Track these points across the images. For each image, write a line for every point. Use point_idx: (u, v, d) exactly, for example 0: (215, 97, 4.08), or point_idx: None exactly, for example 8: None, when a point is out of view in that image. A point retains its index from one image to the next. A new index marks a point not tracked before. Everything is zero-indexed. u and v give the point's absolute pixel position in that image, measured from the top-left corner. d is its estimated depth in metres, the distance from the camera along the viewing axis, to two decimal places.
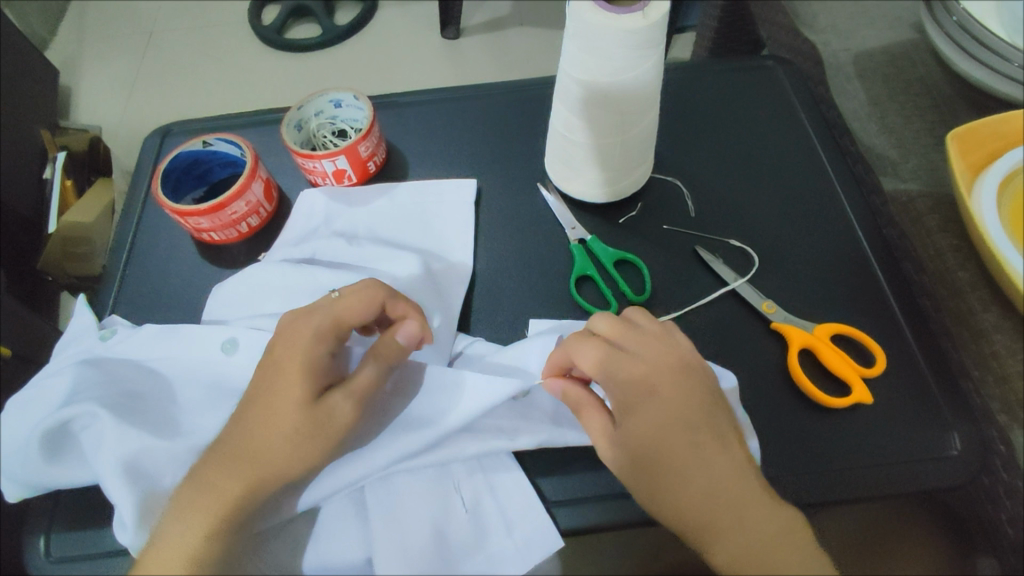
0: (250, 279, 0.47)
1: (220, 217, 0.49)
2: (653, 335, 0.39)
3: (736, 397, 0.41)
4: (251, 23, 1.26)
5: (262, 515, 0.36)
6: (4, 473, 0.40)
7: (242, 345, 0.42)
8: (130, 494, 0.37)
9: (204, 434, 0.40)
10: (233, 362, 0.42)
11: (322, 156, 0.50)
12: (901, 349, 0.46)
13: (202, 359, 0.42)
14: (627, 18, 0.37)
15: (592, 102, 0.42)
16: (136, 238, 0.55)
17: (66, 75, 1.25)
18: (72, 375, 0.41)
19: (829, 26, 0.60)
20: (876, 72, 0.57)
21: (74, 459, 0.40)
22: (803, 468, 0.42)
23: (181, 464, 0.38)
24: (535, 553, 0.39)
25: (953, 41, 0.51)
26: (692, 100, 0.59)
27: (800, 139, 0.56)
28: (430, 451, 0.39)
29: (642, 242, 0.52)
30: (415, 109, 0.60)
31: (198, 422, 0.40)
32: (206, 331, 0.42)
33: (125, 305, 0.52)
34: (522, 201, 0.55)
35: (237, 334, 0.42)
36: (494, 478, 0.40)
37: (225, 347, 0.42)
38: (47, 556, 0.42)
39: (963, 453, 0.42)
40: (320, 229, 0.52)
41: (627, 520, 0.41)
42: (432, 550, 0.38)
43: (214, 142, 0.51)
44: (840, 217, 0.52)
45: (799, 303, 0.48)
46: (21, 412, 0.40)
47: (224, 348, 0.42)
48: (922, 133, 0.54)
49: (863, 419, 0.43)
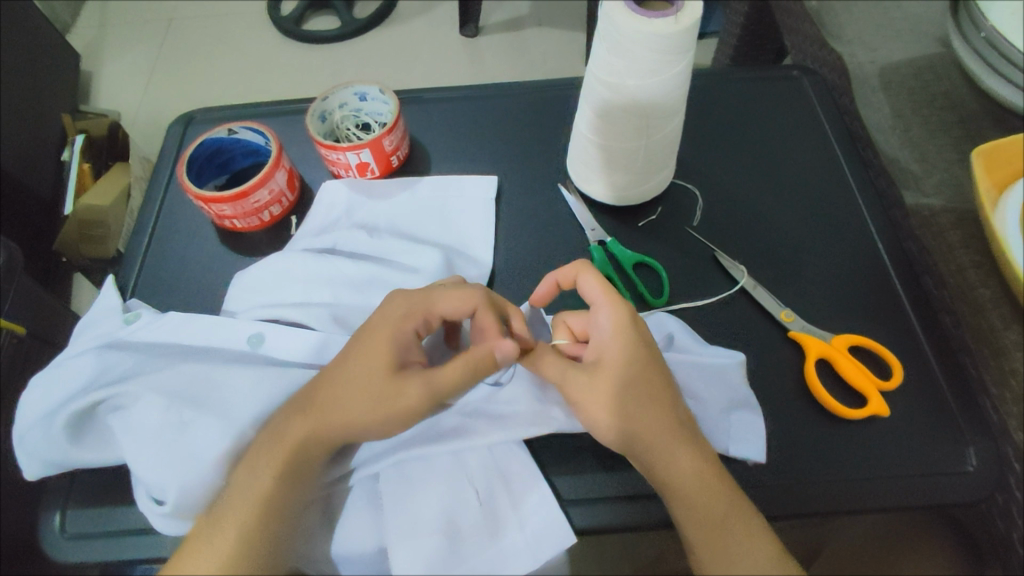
0: (271, 267, 0.47)
1: (243, 205, 0.50)
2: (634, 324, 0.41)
3: (741, 370, 0.43)
4: (273, 14, 1.26)
5: (275, 507, 0.36)
6: (35, 454, 0.40)
7: (271, 339, 0.43)
8: (172, 479, 0.37)
9: (230, 407, 0.39)
10: (262, 354, 0.43)
11: (346, 148, 0.50)
12: (918, 363, 0.46)
13: (230, 343, 0.43)
14: (660, 23, 0.37)
15: (618, 104, 0.42)
16: (157, 222, 0.56)
17: (88, 60, 1.27)
18: (97, 354, 0.41)
19: (856, 38, 0.59)
20: (902, 85, 0.56)
21: (89, 435, 0.40)
22: (815, 475, 0.42)
23: (218, 441, 0.38)
24: (546, 547, 0.39)
25: (979, 56, 0.51)
26: (715, 106, 0.59)
27: (823, 150, 0.56)
28: (442, 441, 0.40)
29: (661, 246, 0.52)
30: (438, 105, 0.61)
31: (224, 399, 0.39)
32: (235, 321, 0.43)
33: (146, 288, 0.52)
34: (542, 200, 0.55)
35: (264, 328, 0.43)
36: (506, 469, 0.40)
37: (252, 340, 0.43)
38: (62, 531, 0.42)
39: (978, 470, 0.42)
40: (341, 221, 0.52)
41: (639, 521, 0.41)
42: (444, 541, 0.38)
43: (239, 130, 0.51)
44: (861, 229, 0.52)
45: (817, 313, 0.48)
46: (40, 390, 0.41)
47: (252, 341, 0.43)
48: (945, 148, 0.52)
49: (878, 432, 0.43)
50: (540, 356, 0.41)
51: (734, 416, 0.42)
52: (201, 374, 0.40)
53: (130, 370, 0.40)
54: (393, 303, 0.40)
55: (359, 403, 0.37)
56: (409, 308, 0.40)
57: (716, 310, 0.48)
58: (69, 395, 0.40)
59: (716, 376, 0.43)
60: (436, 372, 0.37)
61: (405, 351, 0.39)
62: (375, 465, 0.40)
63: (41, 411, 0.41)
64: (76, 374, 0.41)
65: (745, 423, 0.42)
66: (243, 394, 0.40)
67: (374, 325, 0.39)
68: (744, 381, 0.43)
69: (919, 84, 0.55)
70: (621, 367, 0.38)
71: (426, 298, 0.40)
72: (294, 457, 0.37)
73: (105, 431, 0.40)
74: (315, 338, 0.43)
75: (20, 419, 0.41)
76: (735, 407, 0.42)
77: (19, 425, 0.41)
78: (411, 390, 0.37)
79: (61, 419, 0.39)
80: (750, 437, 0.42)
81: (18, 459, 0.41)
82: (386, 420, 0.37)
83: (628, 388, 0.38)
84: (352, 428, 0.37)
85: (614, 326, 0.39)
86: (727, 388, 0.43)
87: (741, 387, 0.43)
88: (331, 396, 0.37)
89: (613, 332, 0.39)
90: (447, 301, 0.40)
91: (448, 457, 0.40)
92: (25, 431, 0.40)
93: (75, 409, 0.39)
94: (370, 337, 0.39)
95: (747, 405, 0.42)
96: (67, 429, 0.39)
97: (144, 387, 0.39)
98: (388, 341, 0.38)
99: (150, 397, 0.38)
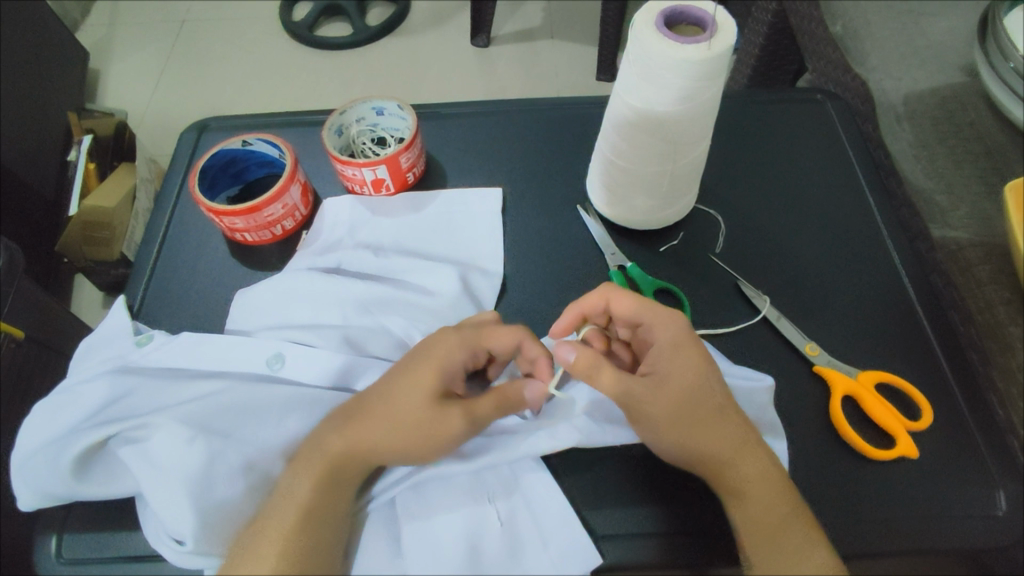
0: (274, 288, 0.46)
1: (255, 219, 0.49)
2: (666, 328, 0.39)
3: (771, 396, 0.42)
4: (283, 19, 1.26)
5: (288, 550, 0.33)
6: (32, 484, 0.38)
7: (290, 359, 0.42)
8: (179, 511, 0.35)
9: (247, 435, 0.38)
10: (280, 376, 0.41)
11: (363, 164, 0.49)
12: (948, 403, 0.45)
13: (249, 368, 0.41)
14: (691, 48, 0.36)
15: (645, 129, 0.41)
16: (166, 232, 0.55)
17: (96, 59, 1.26)
18: (107, 381, 0.40)
19: (880, 65, 0.58)
20: (924, 116, 0.54)
21: (97, 467, 0.38)
22: (843, 520, 0.41)
23: (234, 473, 0.36)
24: (571, 568, 0.37)
25: (1009, 87, 0.49)
26: (736, 131, 0.58)
27: (847, 177, 0.55)
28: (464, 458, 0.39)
29: (683, 272, 0.51)
30: (455, 120, 0.60)
31: (243, 426, 0.38)
32: (252, 343, 0.42)
33: (152, 301, 0.51)
34: (560, 221, 0.54)
35: (284, 348, 0.42)
36: (527, 490, 0.39)
37: (270, 360, 0.42)
38: (59, 556, 0.40)
39: (1009, 515, 0.41)
40: (346, 239, 0.51)
41: (657, 561, 0.40)
42: (466, 565, 0.36)
43: (253, 141, 0.50)
44: (886, 261, 0.51)
45: (841, 347, 0.47)
46: (45, 419, 0.40)
47: (270, 361, 0.41)
48: (972, 180, 0.50)
49: (906, 472, 0.42)
50: (597, 369, 0.37)
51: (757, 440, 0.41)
52: (220, 401, 0.38)
53: (147, 403, 0.39)
54: (456, 334, 0.38)
55: (395, 425, 0.36)
56: (464, 336, 0.39)
57: (737, 341, 0.47)
58: (79, 426, 0.39)
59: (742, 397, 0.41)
60: (475, 408, 0.37)
61: (455, 372, 0.38)
62: (393, 489, 0.39)
63: (47, 439, 0.39)
64: (88, 405, 0.39)
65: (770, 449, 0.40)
66: (270, 423, 0.38)
67: (431, 348, 0.38)
68: (773, 408, 0.42)
69: (946, 114, 0.53)
70: (679, 384, 0.37)
71: (479, 331, 0.39)
72: (314, 487, 0.35)
73: (110, 462, 0.38)
74: (338, 361, 0.42)
75: (23, 451, 0.39)
76: (760, 430, 0.41)
77: (22, 455, 0.39)
78: (455, 419, 0.36)
79: (70, 452, 0.37)
80: None
81: (14, 487, 0.39)
82: (412, 446, 0.36)
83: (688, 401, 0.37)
84: (388, 447, 0.36)
85: (670, 345, 0.38)
86: (753, 410, 0.41)
87: (768, 412, 0.41)
88: (372, 412, 0.36)
89: (669, 350, 0.38)
90: (497, 337, 0.39)
91: (468, 476, 0.39)
92: (28, 460, 0.38)
93: (89, 442, 0.37)
94: (427, 353, 0.38)
95: (775, 431, 0.41)
96: (74, 462, 0.37)
97: (164, 417, 0.37)
98: (443, 366, 0.37)
99: (163, 425, 0.36)
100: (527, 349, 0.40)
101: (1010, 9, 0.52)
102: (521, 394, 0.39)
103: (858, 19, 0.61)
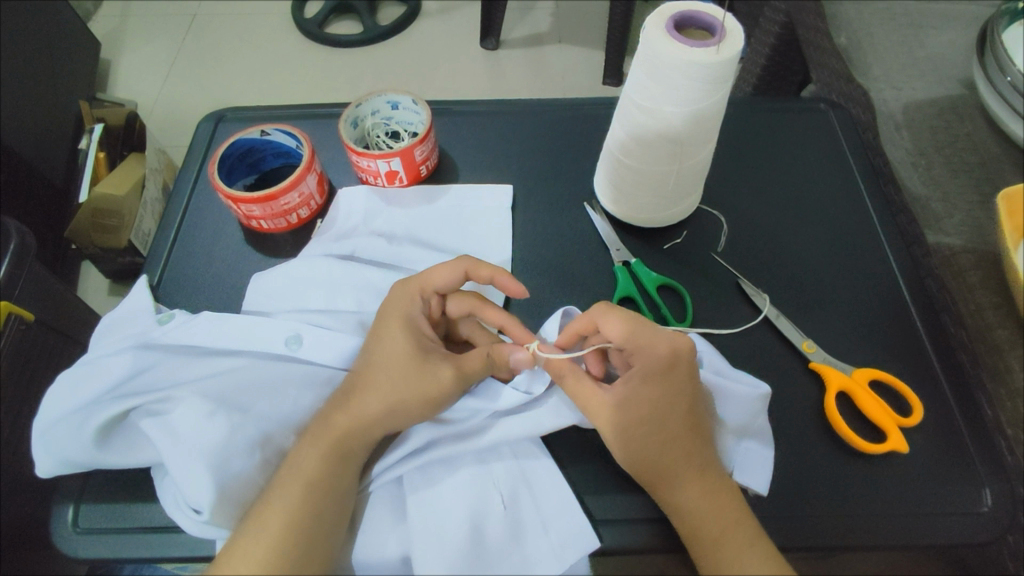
0: (292, 272, 0.47)
1: (272, 207, 0.50)
2: (654, 359, 0.39)
3: (765, 403, 0.42)
4: (295, 17, 1.28)
5: (300, 529, 0.35)
6: (53, 451, 0.40)
7: (308, 342, 0.43)
8: (195, 483, 0.36)
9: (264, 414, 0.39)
10: (297, 358, 0.42)
11: (377, 156, 0.51)
12: (938, 400, 0.46)
13: (266, 349, 0.42)
14: (701, 53, 0.38)
15: (654, 129, 0.43)
16: (183, 219, 0.56)
17: (108, 50, 1.27)
18: (129, 356, 0.41)
19: (881, 75, 0.60)
20: (923, 124, 0.56)
21: (118, 438, 0.40)
22: (834, 510, 0.42)
23: (249, 449, 0.38)
24: (570, 552, 0.38)
25: (1004, 99, 0.52)
26: (739, 136, 0.60)
27: (846, 184, 0.57)
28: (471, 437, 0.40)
29: (685, 270, 0.52)
30: (466, 118, 0.61)
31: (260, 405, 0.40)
32: (270, 325, 0.43)
33: (168, 284, 0.52)
34: (567, 217, 0.56)
35: (301, 330, 0.43)
36: (529, 474, 0.40)
37: (288, 342, 0.43)
38: (74, 526, 0.42)
39: (993, 510, 0.42)
40: (359, 228, 0.53)
41: (653, 545, 0.41)
42: (469, 544, 0.38)
43: (272, 132, 0.52)
44: (882, 265, 0.52)
45: (837, 345, 0.48)
46: (68, 390, 0.41)
47: (288, 343, 0.43)
48: (966, 189, 0.52)
49: (896, 467, 0.44)
50: (565, 372, 0.40)
51: (743, 444, 0.42)
52: (238, 379, 0.40)
53: (168, 378, 0.40)
54: (402, 282, 0.43)
55: (391, 386, 0.39)
56: (409, 289, 0.43)
57: (737, 336, 0.49)
58: (101, 397, 0.40)
59: (736, 399, 0.42)
60: (460, 363, 0.40)
61: (419, 326, 0.41)
62: (398, 467, 0.40)
63: (70, 409, 0.40)
64: (111, 377, 0.41)
65: (754, 454, 0.42)
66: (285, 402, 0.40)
67: (390, 310, 0.42)
68: (763, 415, 0.43)
69: (941, 126, 0.56)
70: (639, 406, 0.38)
71: (419, 280, 0.43)
72: (325, 463, 0.37)
73: (130, 433, 0.40)
74: (353, 346, 0.43)
75: (46, 420, 0.41)
76: (747, 435, 0.42)
77: (46, 423, 0.41)
78: (443, 372, 0.39)
79: (94, 422, 0.38)
80: (757, 467, 0.42)
81: (36, 453, 0.40)
82: (418, 405, 0.39)
83: (648, 423, 0.38)
84: (388, 414, 0.38)
85: (642, 373, 0.39)
86: (745, 414, 0.42)
87: (759, 418, 0.42)
88: (365, 381, 0.39)
89: (640, 377, 0.38)
90: (437, 276, 0.43)
91: (473, 458, 0.40)
92: (51, 429, 0.40)
93: (112, 412, 0.38)
94: (387, 320, 0.41)
95: (760, 435, 0.42)
96: (97, 432, 0.39)
97: (186, 391, 0.38)
98: (407, 323, 0.41)
99: (184, 400, 0.38)
100: (473, 274, 0.44)
101: (1007, 24, 0.55)
102: (505, 358, 0.41)
103: (860, 31, 0.63)
